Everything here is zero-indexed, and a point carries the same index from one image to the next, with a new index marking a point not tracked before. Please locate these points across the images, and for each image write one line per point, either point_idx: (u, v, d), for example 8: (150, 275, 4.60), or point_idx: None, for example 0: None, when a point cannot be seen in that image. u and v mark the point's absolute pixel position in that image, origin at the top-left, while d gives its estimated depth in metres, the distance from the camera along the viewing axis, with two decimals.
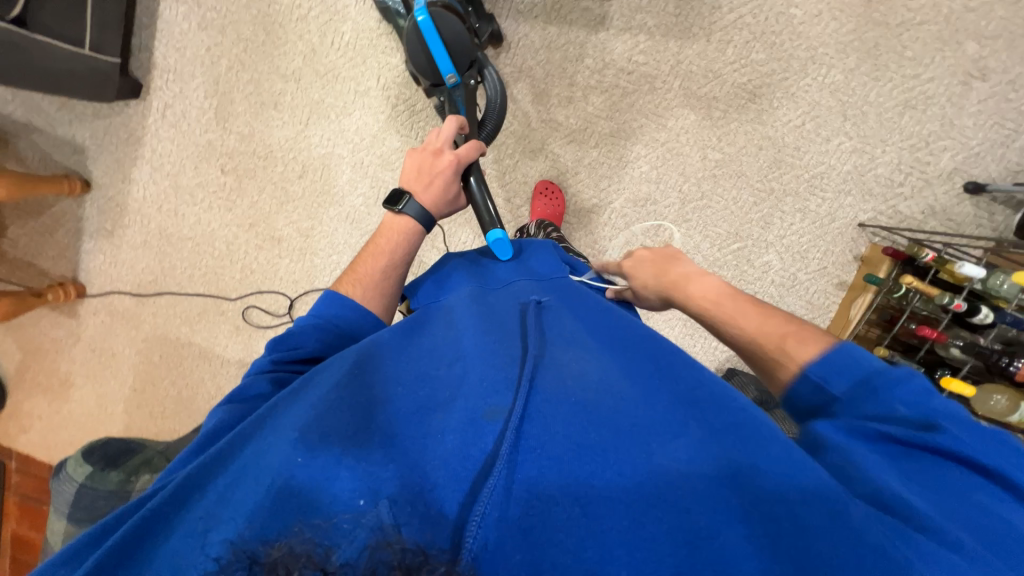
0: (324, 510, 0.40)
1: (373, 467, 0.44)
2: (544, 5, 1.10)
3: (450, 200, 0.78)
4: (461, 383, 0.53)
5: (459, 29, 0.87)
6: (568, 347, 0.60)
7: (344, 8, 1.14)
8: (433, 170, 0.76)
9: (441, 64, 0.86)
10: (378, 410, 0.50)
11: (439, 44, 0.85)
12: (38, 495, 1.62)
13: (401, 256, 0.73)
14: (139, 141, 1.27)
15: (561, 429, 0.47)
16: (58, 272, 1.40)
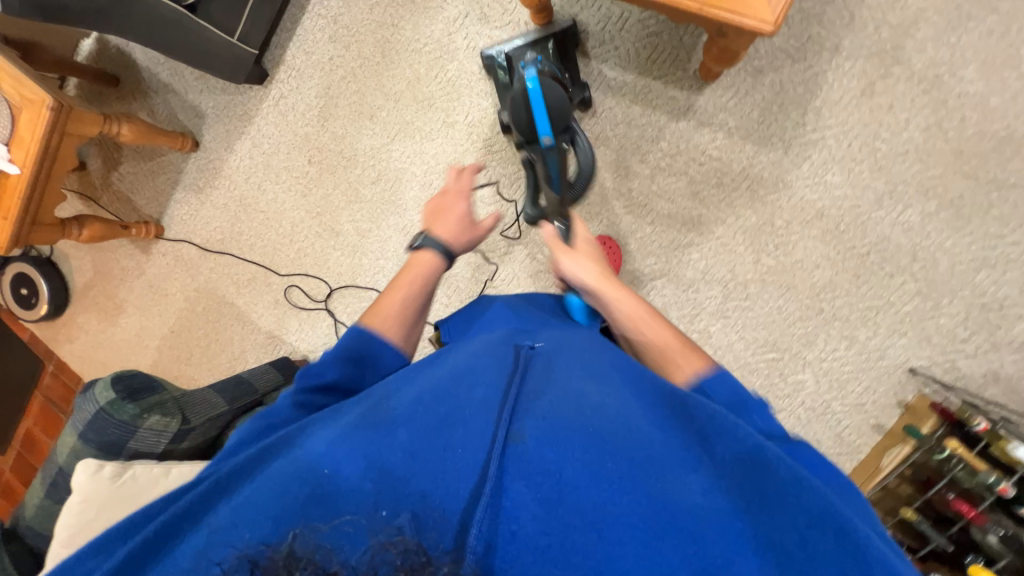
0: (349, 512, 0.45)
1: (393, 474, 0.49)
2: (634, 86, 1.16)
3: (464, 228, 0.88)
4: (476, 401, 0.55)
5: (560, 95, 1.02)
6: (586, 372, 0.62)
7: (454, 50, 1.26)
8: (454, 216, 0.88)
9: (541, 126, 1.01)
10: (398, 417, 0.54)
11: (543, 109, 1.00)
12: (60, 404, 1.77)
13: (425, 285, 0.80)
14: (250, 120, 1.44)
15: (572, 454, 0.50)
16: (148, 212, 1.57)
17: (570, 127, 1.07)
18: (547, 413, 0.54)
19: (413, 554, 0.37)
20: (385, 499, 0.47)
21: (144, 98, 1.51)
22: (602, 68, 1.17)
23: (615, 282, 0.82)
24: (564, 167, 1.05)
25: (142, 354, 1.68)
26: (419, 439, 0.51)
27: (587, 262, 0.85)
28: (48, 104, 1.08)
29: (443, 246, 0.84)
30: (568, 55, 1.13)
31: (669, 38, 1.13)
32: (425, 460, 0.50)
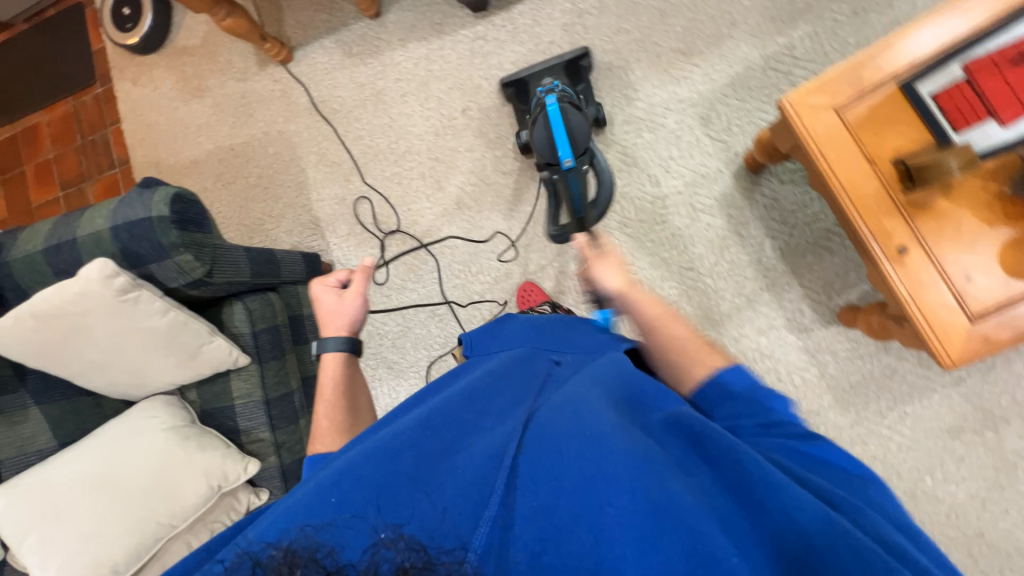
0: (354, 513, 0.45)
1: (397, 487, 0.47)
2: (778, 277, 1.15)
3: (338, 317, 0.94)
4: (483, 430, 0.54)
5: (579, 121, 1.06)
6: (597, 386, 0.59)
7: (660, 123, 1.21)
8: (325, 308, 0.95)
9: (563, 149, 1.04)
10: (402, 442, 0.51)
11: (562, 133, 1.05)
12: (82, 125, 1.73)
13: (337, 391, 0.88)
14: (440, 34, 1.36)
15: (568, 463, 0.47)
16: (290, 35, 1.48)
17: (592, 150, 1.08)
18: (546, 426, 0.51)
19: (415, 554, 0.38)
20: (395, 509, 0.45)
21: None
22: (766, 242, 1.15)
23: (644, 288, 0.77)
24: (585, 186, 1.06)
25: (191, 147, 1.60)
26: (421, 463, 0.49)
27: (618, 272, 0.79)
28: None
29: (338, 341, 0.92)
30: (581, 75, 1.21)
31: (838, 264, 1.11)
32: (428, 485, 0.47)
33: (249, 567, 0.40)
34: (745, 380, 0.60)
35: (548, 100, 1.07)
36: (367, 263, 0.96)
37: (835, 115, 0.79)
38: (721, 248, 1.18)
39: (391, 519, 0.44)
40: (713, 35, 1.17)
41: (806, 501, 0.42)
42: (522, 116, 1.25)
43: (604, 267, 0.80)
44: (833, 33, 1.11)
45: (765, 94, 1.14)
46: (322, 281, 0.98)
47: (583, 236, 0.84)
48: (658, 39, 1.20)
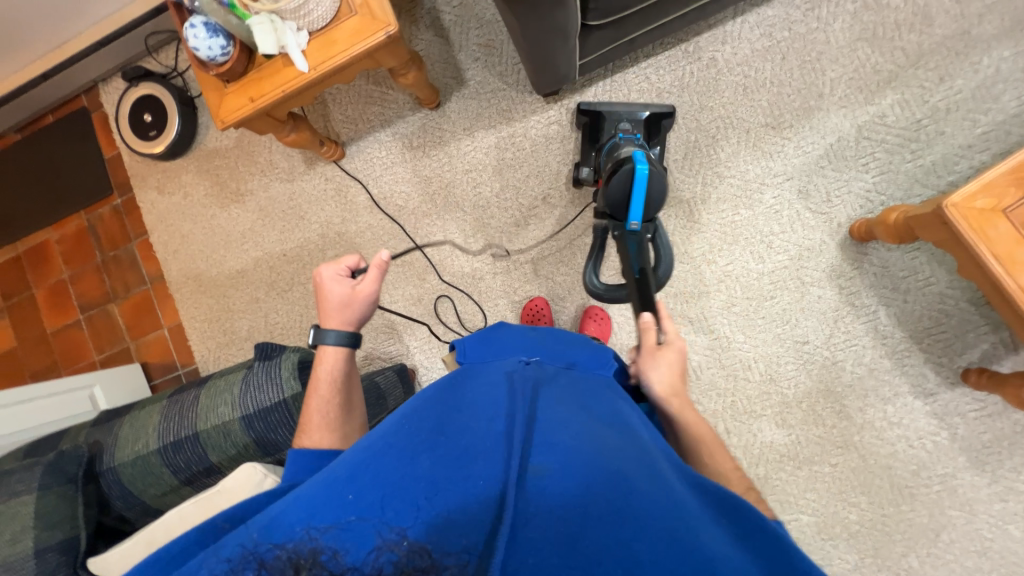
0: (370, 521, 0.44)
1: (414, 491, 0.47)
2: (897, 343, 1.14)
3: (348, 314, 0.78)
4: (497, 439, 0.53)
5: (661, 190, 0.92)
6: (603, 416, 0.61)
7: (756, 198, 1.19)
8: (328, 298, 0.78)
9: (635, 211, 0.91)
10: (418, 445, 0.52)
11: (643, 196, 0.90)
12: (100, 239, 1.57)
13: (333, 384, 0.75)
14: (509, 121, 1.30)
15: (584, 484, 0.48)
16: (339, 130, 1.38)
17: (657, 221, 0.95)
18: (562, 443, 0.52)
19: (419, 555, 0.37)
20: (416, 518, 0.45)
21: (410, 25, 1.33)
22: (880, 310, 1.15)
23: (688, 402, 0.74)
24: (648, 254, 0.89)
25: (235, 256, 1.48)
26: (438, 468, 0.49)
27: (673, 369, 0.76)
28: (388, 31, 0.88)
29: (338, 337, 0.77)
30: (658, 137, 1.16)
31: (955, 326, 1.12)
32: (446, 486, 0.47)
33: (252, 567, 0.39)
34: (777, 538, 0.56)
35: (636, 153, 0.94)
36: (381, 257, 0.78)
37: (1005, 218, 0.78)
38: (834, 318, 1.17)
39: (396, 525, 0.44)
40: (800, 108, 1.17)
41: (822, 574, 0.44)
42: (588, 150, 1.19)
43: (657, 359, 0.76)
44: (923, 99, 1.12)
45: (861, 163, 1.14)
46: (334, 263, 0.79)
47: (649, 319, 0.78)
48: (744, 114, 1.19)
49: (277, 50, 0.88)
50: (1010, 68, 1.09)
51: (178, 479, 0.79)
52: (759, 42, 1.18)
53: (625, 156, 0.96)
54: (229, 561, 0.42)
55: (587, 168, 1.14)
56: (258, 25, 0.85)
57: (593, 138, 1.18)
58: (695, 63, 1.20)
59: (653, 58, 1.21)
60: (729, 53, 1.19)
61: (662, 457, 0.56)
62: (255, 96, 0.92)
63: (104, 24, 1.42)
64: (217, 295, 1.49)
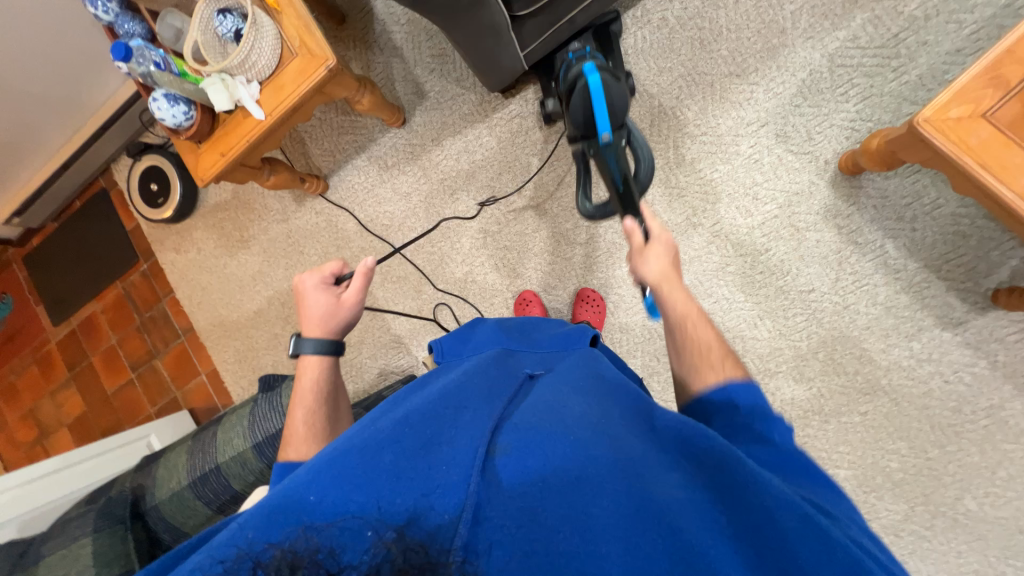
0: (350, 514, 0.41)
1: (378, 482, 0.45)
2: (912, 276, 1.07)
3: (330, 318, 0.83)
4: (461, 425, 0.52)
5: (619, 95, 0.94)
6: (572, 393, 0.61)
7: (733, 151, 1.14)
8: (312, 310, 0.84)
9: (601, 123, 0.92)
10: (383, 438, 0.49)
11: (604, 107, 0.92)
12: (136, 303, 1.73)
13: (318, 397, 0.79)
14: (474, 123, 1.32)
15: (556, 459, 0.47)
16: (319, 165, 1.45)
17: (627, 124, 0.96)
18: (529, 425, 0.52)
19: (414, 554, 0.35)
20: (392, 505, 0.42)
21: (365, 51, 1.37)
22: (887, 244, 1.07)
23: (682, 286, 0.74)
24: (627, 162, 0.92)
25: (251, 297, 1.59)
26: (403, 458, 0.47)
27: (664, 259, 0.75)
28: (328, 65, 0.92)
29: (318, 345, 0.81)
30: (612, 43, 1.13)
31: (975, 246, 1.03)
32: (411, 475, 0.45)
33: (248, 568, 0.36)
34: (753, 396, 0.58)
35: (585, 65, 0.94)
36: (365, 266, 0.83)
37: (986, 123, 0.72)
38: (838, 261, 1.10)
39: (382, 513, 0.41)
40: (764, 49, 1.11)
41: (784, 499, 0.45)
42: (547, 80, 1.18)
43: (647, 255, 0.76)
44: (897, 12, 1.04)
45: (840, 93, 1.08)
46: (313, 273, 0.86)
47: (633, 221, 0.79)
48: (706, 69, 1.14)
49: (231, 105, 0.94)
50: None
51: (210, 510, 0.87)
52: None
53: (576, 71, 0.95)
54: (222, 559, 0.38)
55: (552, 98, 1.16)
56: (211, 86, 0.92)
57: (550, 69, 1.16)
58: (645, 27, 1.17)
59: None
60: (679, 9, 1.15)
61: (630, 423, 0.56)
62: (225, 151, 0.99)
63: (104, 111, 1.56)
64: (241, 337, 1.60)
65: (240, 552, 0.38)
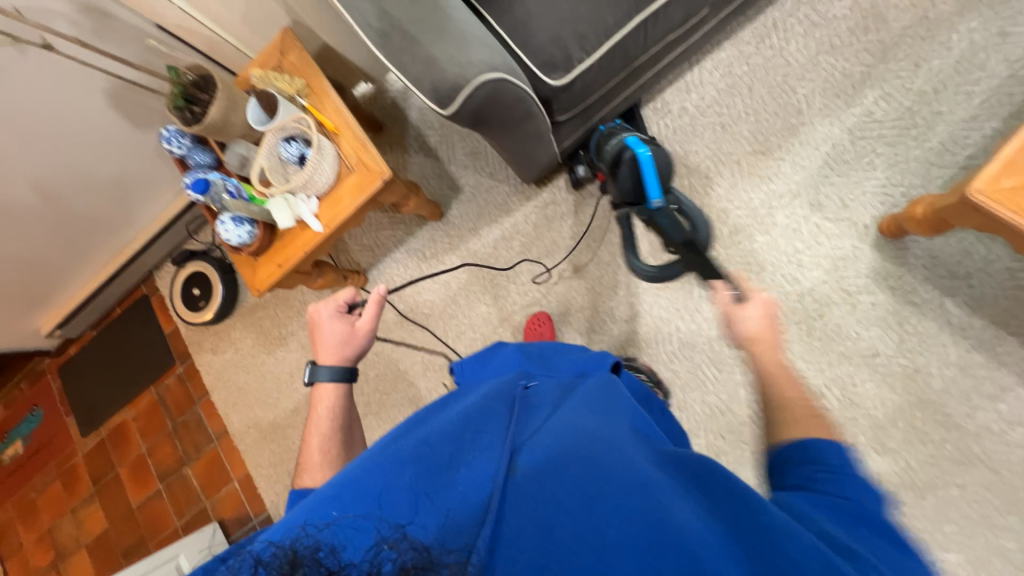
0: (360, 519, 0.45)
1: (395, 494, 0.47)
2: (980, 333, 1.04)
3: (346, 342, 0.86)
4: (477, 438, 0.53)
5: (665, 163, 0.98)
6: (589, 408, 0.60)
7: (769, 222, 1.17)
8: (328, 334, 0.86)
9: (652, 188, 0.92)
10: (406, 455, 0.51)
11: (653, 173, 0.93)
12: (170, 408, 1.70)
13: (331, 428, 0.80)
14: (509, 212, 1.38)
15: (566, 482, 0.47)
16: (358, 260, 1.50)
17: (675, 191, 0.96)
18: (541, 442, 0.52)
19: (417, 555, 0.38)
20: (400, 514, 0.45)
21: (401, 153, 1.47)
22: (946, 301, 1.06)
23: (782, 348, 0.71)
24: (683, 224, 0.90)
25: (288, 395, 1.56)
26: (420, 472, 0.49)
27: (761, 318, 0.73)
28: (383, 177, 0.98)
29: (333, 372, 0.83)
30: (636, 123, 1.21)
31: None
32: (427, 490, 0.47)
33: (250, 567, 0.40)
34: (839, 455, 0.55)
35: (628, 141, 0.98)
36: (379, 293, 0.87)
37: None
38: (898, 322, 1.08)
39: (392, 521, 0.44)
40: (784, 128, 1.18)
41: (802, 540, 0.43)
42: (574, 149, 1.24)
43: (744, 311, 0.73)
44: (905, 88, 1.11)
45: (866, 163, 1.12)
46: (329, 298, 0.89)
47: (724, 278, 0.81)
48: (730, 148, 1.21)
49: (293, 223, 0.99)
50: (984, 36, 1.08)
51: None
52: (722, 81, 1.23)
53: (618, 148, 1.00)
54: (230, 562, 0.44)
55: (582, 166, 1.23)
56: (275, 206, 0.97)
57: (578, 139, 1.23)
58: (667, 116, 1.26)
59: None
60: (697, 99, 1.24)
61: (643, 445, 0.56)
62: (283, 262, 1.02)
63: (153, 224, 1.65)
64: (277, 438, 1.55)
65: (249, 551, 0.43)
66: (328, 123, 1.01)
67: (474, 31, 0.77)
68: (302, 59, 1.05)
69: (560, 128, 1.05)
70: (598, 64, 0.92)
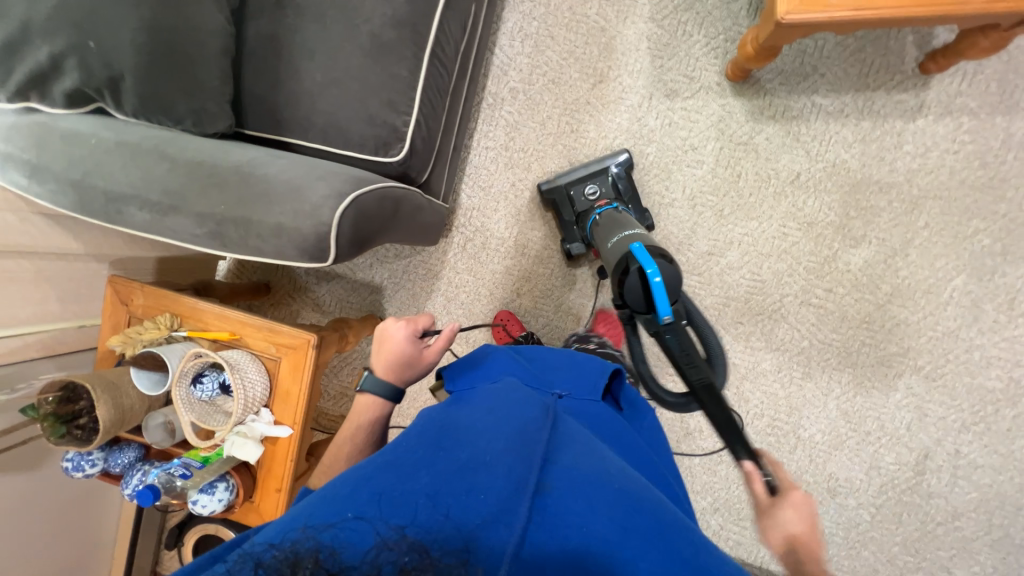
0: (364, 523, 0.40)
1: (409, 501, 0.41)
2: (855, 104, 1.13)
3: (410, 369, 0.79)
4: (503, 449, 0.47)
5: (676, 276, 0.80)
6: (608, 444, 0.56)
7: (649, 132, 1.20)
8: (397, 349, 0.79)
9: (661, 305, 0.77)
10: (424, 465, 0.45)
11: (662, 298, 0.77)
12: None
13: (370, 433, 0.76)
14: (438, 275, 1.30)
15: (600, 512, 0.43)
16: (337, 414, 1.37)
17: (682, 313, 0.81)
18: (573, 467, 0.47)
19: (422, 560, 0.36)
20: (409, 516, 0.40)
21: (304, 295, 1.35)
22: (814, 98, 1.14)
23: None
24: (687, 351, 0.77)
25: None
26: (442, 478, 0.43)
27: (802, 523, 0.58)
28: (312, 343, 0.91)
29: (383, 387, 0.77)
30: (629, 186, 1.17)
31: (874, 49, 1.12)
32: (447, 499, 0.42)
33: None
34: None
35: (636, 248, 0.81)
36: (456, 327, 0.82)
37: None
38: (796, 138, 1.16)
39: (393, 519, 0.40)
40: (601, 50, 1.21)
41: None
42: (564, 224, 1.19)
43: (780, 508, 0.59)
44: None
45: (684, 34, 1.17)
46: (406, 319, 0.82)
47: (752, 466, 0.65)
48: (574, 95, 1.22)
49: (261, 446, 0.88)
50: None
51: None
52: (526, 46, 1.23)
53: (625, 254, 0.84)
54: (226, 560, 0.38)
55: (578, 243, 1.18)
56: (232, 446, 0.85)
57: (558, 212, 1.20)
58: (505, 105, 1.25)
59: (476, 134, 1.26)
60: (517, 74, 1.24)
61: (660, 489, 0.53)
62: (279, 484, 0.91)
63: None
64: None
65: (245, 551, 0.39)
66: (223, 334, 0.92)
67: (296, 171, 0.70)
68: (150, 295, 0.94)
69: (430, 183, 1.00)
70: (423, 114, 0.87)
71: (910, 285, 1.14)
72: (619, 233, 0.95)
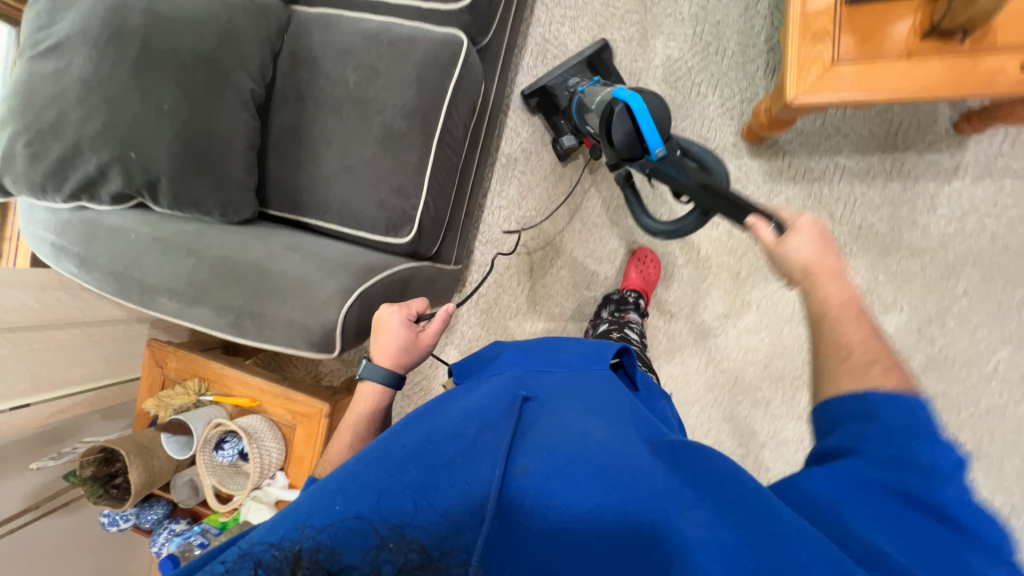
0: (356, 516, 0.40)
1: (396, 494, 0.42)
2: (882, 165, 1.08)
3: (407, 353, 0.72)
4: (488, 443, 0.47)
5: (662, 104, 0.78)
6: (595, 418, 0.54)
7: (662, 192, 1.20)
8: (389, 336, 0.71)
9: (651, 139, 0.75)
10: (410, 457, 0.46)
11: (650, 123, 0.75)
12: None
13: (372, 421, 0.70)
14: (450, 330, 1.32)
15: (580, 491, 0.42)
16: None
17: (681, 146, 0.78)
18: (550, 452, 0.47)
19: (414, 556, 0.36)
20: (395, 511, 0.40)
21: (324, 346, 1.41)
22: (836, 159, 1.10)
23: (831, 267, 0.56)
24: (693, 170, 0.73)
25: None
26: (427, 473, 0.44)
27: (812, 241, 0.58)
28: (325, 412, 0.95)
29: (381, 374, 0.70)
30: (608, 68, 1.15)
31: (901, 110, 1.07)
32: (433, 492, 0.42)
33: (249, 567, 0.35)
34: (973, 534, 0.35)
35: (618, 91, 0.79)
36: (450, 308, 0.72)
37: (843, 65, 0.77)
38: (817, 200, 1.11)
39: (392, 521, 0.39)
40: None
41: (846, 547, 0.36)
42: (556, 117, 1.18)
43: (788, 241, 0.58)
44: (680, 20, 1.16)
45: (698, 95, 1.16)
46: (398, 304, 0.74)
47: (755, 215, 0.63)
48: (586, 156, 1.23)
49: (275, 510, 0.90)
50: None
51: None
52: None
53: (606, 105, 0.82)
54: (225, 560, 0.38)
55: (568, 134, 1.15)
56: (249, 509, 0.88)
57: (550, 108, 1.19)
58: (518, 165, 1.28)
59: (489, 193, 1.29)
60: (530, 136, 1.26)
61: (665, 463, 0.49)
62: None
63: None
64: None
65: (242, 551, 0.37)
66: (244, 400, 0.98)
67: (307, 266, 0.74)
68: (183, 359, 1.02)
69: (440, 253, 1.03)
70: (431, 196, 0.90)
71: (949, 356, 1.06)
72: (601, 92, 0.92)
